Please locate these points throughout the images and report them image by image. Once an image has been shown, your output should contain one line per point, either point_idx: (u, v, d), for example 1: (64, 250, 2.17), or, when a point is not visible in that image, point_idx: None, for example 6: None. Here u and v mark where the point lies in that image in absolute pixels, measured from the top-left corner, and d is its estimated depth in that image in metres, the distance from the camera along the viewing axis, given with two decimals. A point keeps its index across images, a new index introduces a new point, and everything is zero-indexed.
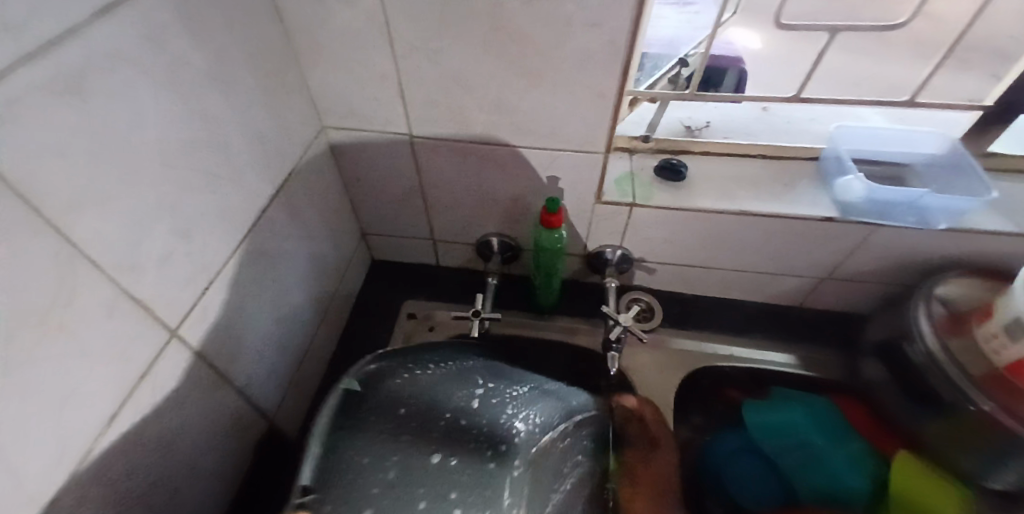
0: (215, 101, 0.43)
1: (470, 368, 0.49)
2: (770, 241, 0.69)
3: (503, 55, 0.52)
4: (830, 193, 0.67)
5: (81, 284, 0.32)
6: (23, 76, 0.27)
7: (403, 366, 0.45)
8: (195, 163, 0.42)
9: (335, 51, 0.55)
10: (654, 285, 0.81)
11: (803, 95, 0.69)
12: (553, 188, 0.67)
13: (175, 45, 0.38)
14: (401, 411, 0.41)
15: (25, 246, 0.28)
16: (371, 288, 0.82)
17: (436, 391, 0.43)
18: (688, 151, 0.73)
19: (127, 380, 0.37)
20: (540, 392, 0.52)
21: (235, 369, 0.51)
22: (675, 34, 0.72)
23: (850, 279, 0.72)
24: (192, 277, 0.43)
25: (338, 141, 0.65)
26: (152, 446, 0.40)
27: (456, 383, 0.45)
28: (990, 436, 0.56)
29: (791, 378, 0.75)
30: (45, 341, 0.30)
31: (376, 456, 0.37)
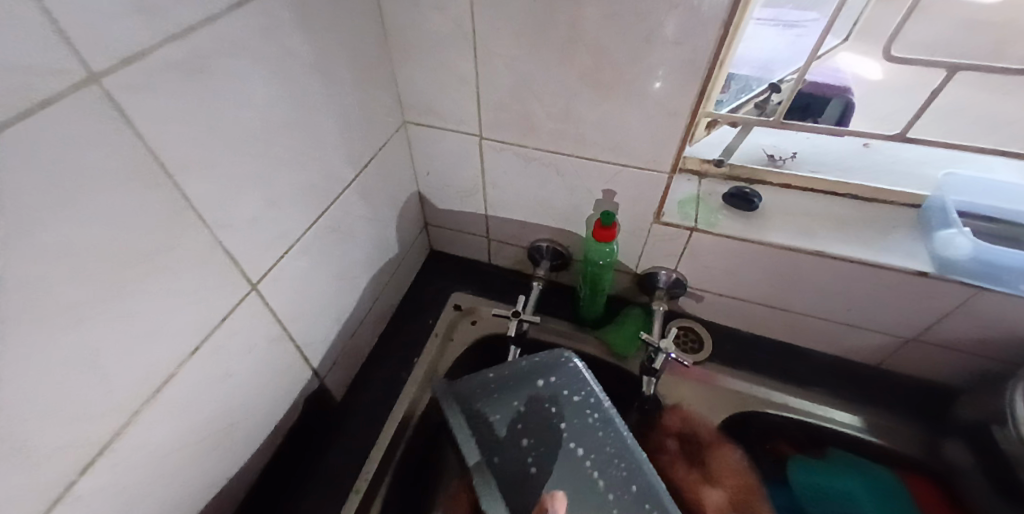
0: (314, 90, 0.49)
1: (516, 389, 0.61)
2: (848, 289, 0.63)
3: (576, 66, 0.53)
4: (927, 245, 0.60)
5: (184, 233, 0.38)
6: (162, 54, 0.32)
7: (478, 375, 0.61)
8: (290, 142, 0.47)
9: (423, 51, 0.59)
10: (708, 317, 0.77)
11: (908, 134, 0.61)
12: (610, 203, 0.67)
13: (289, 36, 0.43)
14: (513, 442, 0.58)
15: (144, 193, 0.34)
16: (426, 275, 0.87)
17: (522, 412, 0.60)
18: (765, 180, 0.69)
19: (208, 320, 0.42)
20: (562, 381, 0.62)
21: (297, 329, 0.56)
22: (774, 55, 0.70)
23: (942, 342, 0.64)
24: (273, 242, 0.48)
25: (415, 135, 0.70)
26: (219, 383, 0.46)
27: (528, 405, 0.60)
28: None
29: (853, 442, 0.68)
30: (151, 274, 0.36)
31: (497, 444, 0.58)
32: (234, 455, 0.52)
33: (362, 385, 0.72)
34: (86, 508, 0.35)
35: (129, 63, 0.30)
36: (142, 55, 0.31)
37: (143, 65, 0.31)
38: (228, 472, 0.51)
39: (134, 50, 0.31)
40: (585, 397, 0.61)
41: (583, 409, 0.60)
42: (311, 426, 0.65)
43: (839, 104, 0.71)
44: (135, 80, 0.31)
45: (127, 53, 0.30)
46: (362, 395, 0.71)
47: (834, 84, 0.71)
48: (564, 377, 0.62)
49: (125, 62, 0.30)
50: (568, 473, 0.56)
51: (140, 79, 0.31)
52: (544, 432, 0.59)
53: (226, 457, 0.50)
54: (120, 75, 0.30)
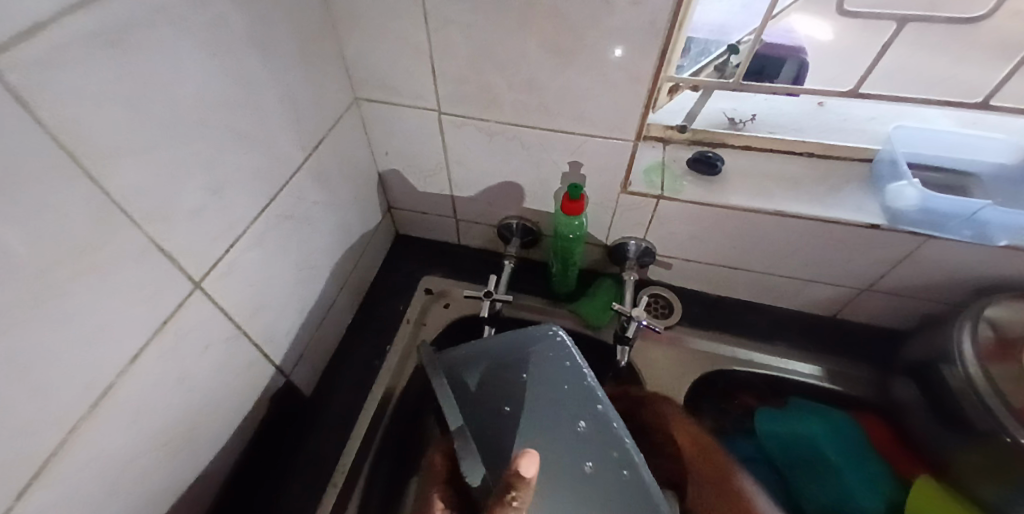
0: (252, 67, 0.45)
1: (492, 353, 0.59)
2: (806, 246, 0.65)
3: (534, 32, 0.51)
4: (879, 199, 0.62)
5: (113, 230, 0.34)
6: (65, 27, 0.28)
7: (462, 345, 0.60)
8: (229, 124, 0.43)
9: (371, 21, 0.55)
10: (677, 282, 0.78)
11: (860, 91, 0.63)
12: (576, 174, 0.66)
13: (217, 6, 0.39)
14: (487, 402, 0.55)
15: (59, 186, 0.30)
16: (393, 260, 0.84)
17: (497, 376, 0.58)
18: (726, 143, 0.69)
19: (152, 324, 0.39)
20: (542, 342, 0.58)
21: (256, 325, 0.53)
22: (728, 19, 0.69)
23: (895, 291, 0.67)
24: (220, 234, 0.45)
25: (369, 113, 0.66)
26: (173, 388, 0.43)
27: (504, 369, 0.58)
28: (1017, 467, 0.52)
29: (814, 390, 0.71)
30: (78, 277, 0.32)
31: (477, 409, 0.55)
32: (198, 461, 0.49)
33: (332, 376, 0.70)
34: None
35: (24, 38, 0.26)
36: (43, 26, 0.27)
37: (44, 37, 0.27)
38: (191, 477, 0.49)
39: (33, 21, 0.26)
40: (565, 359, 0.57)
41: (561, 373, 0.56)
42: (282, 423, 0.63)
43: (794, 64, 0.72)
44: (34, 55, 0.26)
45: (25, 24, 0.26)
46: (333, 386, 0.68)
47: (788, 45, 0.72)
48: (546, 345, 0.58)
49: (18, 36, 0.25)
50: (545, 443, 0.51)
51: (41, 57, 0.27)
52: (516, 399, 0.55)
53: (189, 465, 0.48)
54: (20, 51, 0.26)
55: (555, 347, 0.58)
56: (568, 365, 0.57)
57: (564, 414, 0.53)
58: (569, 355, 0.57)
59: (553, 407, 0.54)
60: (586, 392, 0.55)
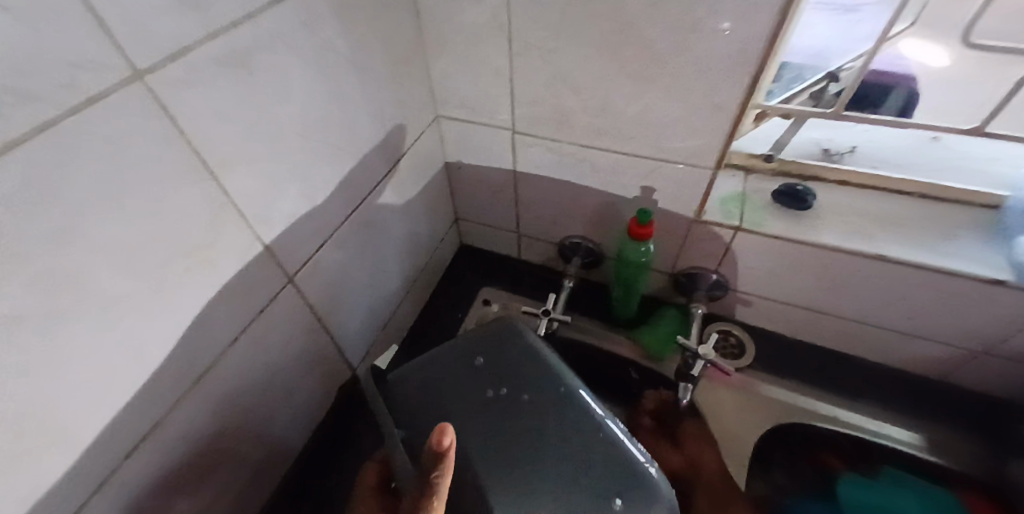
0: (349, 86, 0.48)
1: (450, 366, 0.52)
2: (908, 296, 0.58)
3: (618, 58, 0.51)
4: (1005, 250, 0.54)
5: (225, 228, 0.38)
6: (202, 52, 0.32)
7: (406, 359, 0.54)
8: (325, 138, 0.47)
9: (457, 44, 0.57)
10: (751, 320, 0.73)
11: (987, 130, 0.55)
12: (648, 200, 0.64)
13: (325, 32, 0.43)
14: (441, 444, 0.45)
15: (186, 187, 0.34)
16: (458, 271, 0.86)
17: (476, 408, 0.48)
18: (818, 177, 0.64)
19: (246, 315, 0.43)
20: (484, 343, 0.53)
21: (331, 323, 0.57)
22: (827, 44, 0.65)
23: (1021, 360, 0.58)
24: (309, 237, 0.49)
25: (448, 130, 0.69)
26: (257, 374, 0.47)
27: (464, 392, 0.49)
28: None
29: (910, 460, 0.63)
30: (189, 270, 0.36)
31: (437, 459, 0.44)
32: (270, 444, 0.53)
33: None
34: (132, 494, 0.37)
35: (173, 60, 0.30)
36: (185, 51, 0.31)
37: (184, 61, 0.31)
38: (264, 458, 0.53)
39: (178, 46, 0.30)
40: (522, 358, 0.51)
41: (533, 376, 0.50)
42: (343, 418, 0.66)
43: (901, 93, 0.65)
44: (172, 75, 0.31)
45: (169, 50, 0.30)
46: None
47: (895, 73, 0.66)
48: (512, 356, 0.52)
49: (168, 58, 0.30)
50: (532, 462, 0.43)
51: (185, 77, 0.31)
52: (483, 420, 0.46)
53: (263, 447, 0.52)
54: (161, 72, 0.30)
55: (507, 347, 0.52)
56: (525, 366, 0.50)
57: (543, 426, 0.46)
58: (522, 354, 0.52)
59: (527, 425, 0.46)
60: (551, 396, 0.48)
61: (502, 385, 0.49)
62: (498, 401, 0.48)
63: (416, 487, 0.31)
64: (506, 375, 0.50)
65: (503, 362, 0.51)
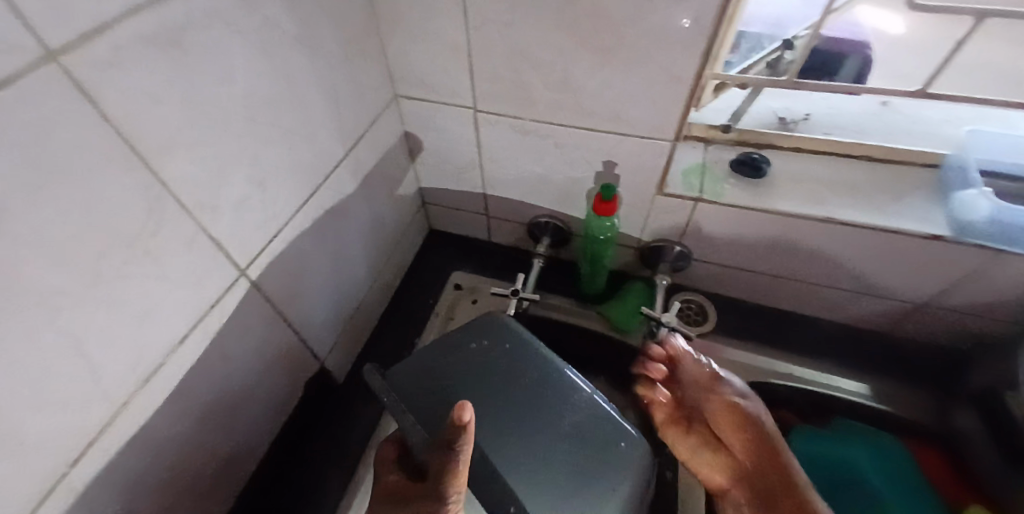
0: (297, 66, 0.46)
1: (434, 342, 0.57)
2: (856, 256, 0.60)
3: (575, 31, 0.50)
4: (945, 208, 0.57)
5: (165, 218, 0.37)
6: (125, 29, 0.30)
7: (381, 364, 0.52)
8: (272, 121, 0.45)
9: (412, 20, 0.56)
10: (714, 288, 0.75)
11: (928, 91, 0.57)
12: (611, 174, 0.65)
13: (267, 8, 0.41)
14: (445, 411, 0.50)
15: (118, 176, 0.32)
16: (427, 255, 0.86)
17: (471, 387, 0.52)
18: (775, 145, 0.65)
19: (197, 308, 0.42)
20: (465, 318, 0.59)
21: (294, 313, 0.56)
22: (788, 11, 0.65)
23: (958, 311, 0.62)
24: (262, 225, 0.47)
25: (408, 110, 0.67)
26: (215, 368, 0.46)
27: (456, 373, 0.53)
28: None
29: (861, 411, 0.67)
30: (128, 264, 0.34)
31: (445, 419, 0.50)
32: (236, 438, 0.52)
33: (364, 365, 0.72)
34: (85, 497, 0.36)
35: (92, 40, 0.28)
36: (104, 28, 0.29)
37: (107, 40, 0.29)
38: (231, 452, 0.52)
39: (96, 24, 0.28)
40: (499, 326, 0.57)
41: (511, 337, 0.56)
42: (312, 408, 0.65)
43: (857, 60, 0.67)
44: (96, 56, 0.28)
45: (89, 28, 0.28)
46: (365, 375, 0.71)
47: (853, 40, 0.67)
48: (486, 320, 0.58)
49: (84, 37, 0.28)
50: (530, 412, 0.50)
51: (106, 56, 0.29)
52: (479, 383, 0.52)
53: (228, 441, 0.51)
54: (83, 53, 0.28)
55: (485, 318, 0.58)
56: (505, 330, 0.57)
57: (532, 382, 0.52)
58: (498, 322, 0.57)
59: (517, 381, 0.52)
60: (535, 354, 0.54)
61: (486, 349, 0.55)
62: (489, 362, 0.54)
63: (440, 454, 0.37)
64: (486, 332, 0.57)
65: (480, 328, 0.57)
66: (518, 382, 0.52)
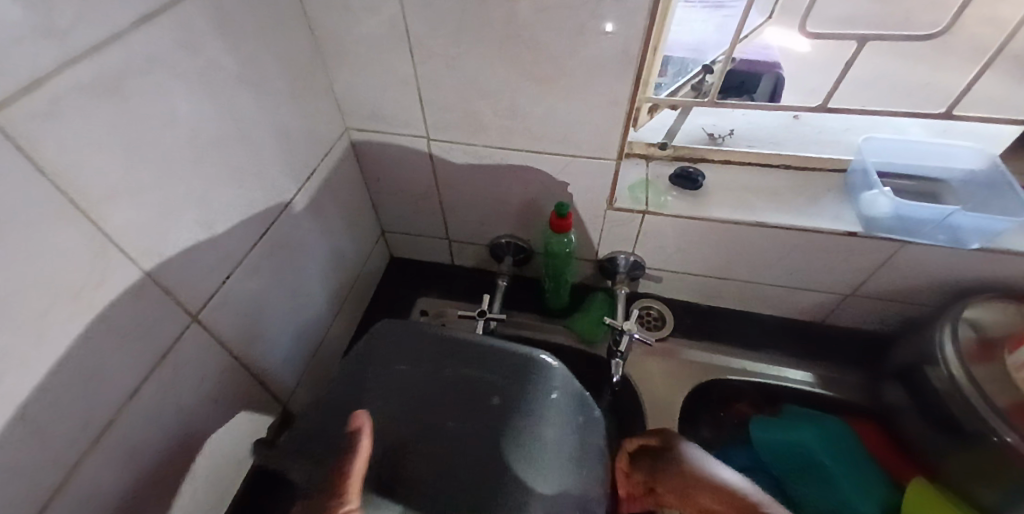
0: (244, 105, 0.46)
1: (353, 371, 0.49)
2: (787, 255, 0.67)
3: (517, 64, 0.54)
4: (854, 207, 0.64)
5: (110, 269, 0.35)
6: (65, 78, 0.29)
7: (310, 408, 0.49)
8: (221, 161, 0.45)
9: (358, 56, 0.57)
10: (667, 293, 0.80)
11: (829, 105, 0.65)
12: (563, 193, 0.68)
13: (210, 50, 0.41)
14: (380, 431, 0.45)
15: (58, 228, 0.31)
16: (388, 283, 0.85)
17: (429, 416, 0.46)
18: (708, 158, 0.71)
19: (148, 359, 0.40)
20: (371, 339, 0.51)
21: (253, 354, 0.54)
22: (705, 38, 0.72)
23: (877, 297, 0.69)
24: (214, 267, 0.46)
25: (360, 142, 0.68)
26: (170, 420, 0.44)
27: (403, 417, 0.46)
28: (1004, 472, 0.54)
29: (808, 397, 0.73)
30: (72, 318, 0.33)
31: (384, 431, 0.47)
32: (196, 494, 0.49)
33: None
34: None
35: (29, 92, 0.27)
36: (42, 81, 0.28)
37: (45, 90, 0.28)
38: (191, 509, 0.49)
39: (33, 77, 0.27)
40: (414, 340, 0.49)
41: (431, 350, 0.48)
42: None
43: (770, 80, 0.76)
44: (36, 108, 0.28)
45: (26, 79, 0.27)
46: None
47: (764, 61, 0.75)
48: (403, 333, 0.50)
49: (23, 91, 0.27)
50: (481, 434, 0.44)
51: (45, 108, 0.28)
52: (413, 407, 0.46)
53: (186, 497, 0.48)
54: (20, 105, 0.27)
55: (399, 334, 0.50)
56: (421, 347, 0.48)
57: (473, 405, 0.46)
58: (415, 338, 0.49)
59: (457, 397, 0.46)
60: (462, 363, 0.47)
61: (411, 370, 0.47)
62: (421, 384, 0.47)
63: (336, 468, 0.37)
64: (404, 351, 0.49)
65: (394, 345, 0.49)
66: (435, 401, 0.46)
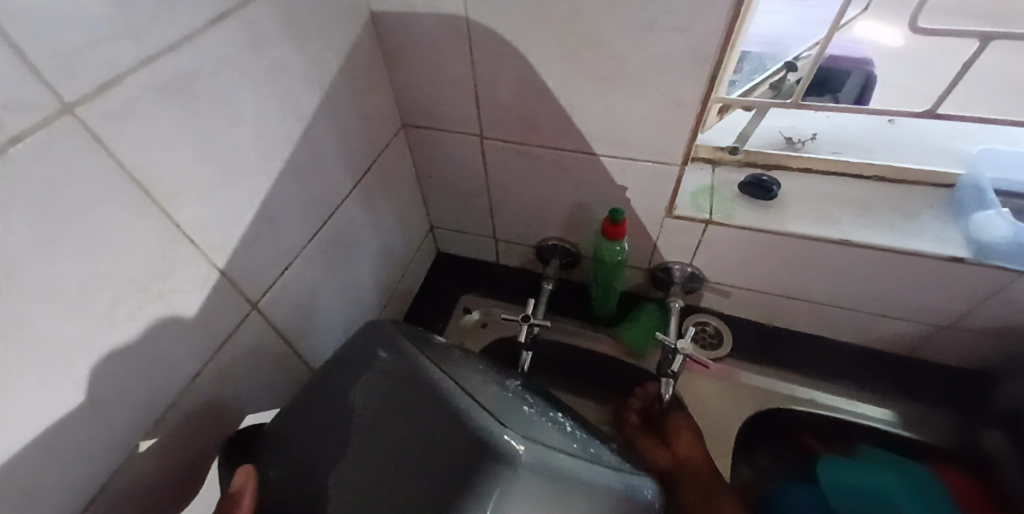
0: (307, 102, 0.47)
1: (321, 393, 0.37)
2: (874, 279, 0.59)
3: (579, 62, 0.51)
4: (960, 228, 0.56)
5: (178, 260, 0.36)
6: (138, 77, 0.30)
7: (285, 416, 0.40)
8: (283, 158, 0.45)
9: (416, 52, 0.56)
10: (728, 309, 0.74)
11: (938, 111, 0.57)
12: (620, 199, 0.64)
13: (278, 49, 0.42)
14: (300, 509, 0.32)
15: (134, 221, 0.32)
16: (436, 279, 0.86)
17: (358, 433, 0.32)
18: (783, 166, 0.65)
19: (209, 347, 0.42)
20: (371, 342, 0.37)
21: (305, 345, 0.56)
22: (785, 30, 0.65)
23: (983, 332, 0.60)
24: (273, 261, 0.47)
25: (414, 138, 0.68)
26: (227, 406, 0.46)
27: (322, 440, 0.34)
28: None
29: (889, 437, 0.65)
30: (140, 309, 0.34)
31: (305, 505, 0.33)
32: None
33: None
34: None
35: (105, 90, 0.28)
36: (117, 80, 0.29)
37: (119, 90, 0.29)
38: None
39: (108, 76, 0.28)
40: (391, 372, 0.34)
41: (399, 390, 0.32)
42: None
43: (858, 78, 0.68)
44: (109, 107, 0.28)
45: (101, 78, 0.28)
46: None
47: (855, 56, 0.68)
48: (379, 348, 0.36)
49: (99, 88, 0.28)
50: None
51: (118, 108, 0.29)
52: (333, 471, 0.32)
53: None
54: (94, 103, 0.28)
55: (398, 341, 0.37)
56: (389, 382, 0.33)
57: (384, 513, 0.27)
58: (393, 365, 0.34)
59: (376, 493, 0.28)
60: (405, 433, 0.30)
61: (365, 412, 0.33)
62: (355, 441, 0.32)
63: None
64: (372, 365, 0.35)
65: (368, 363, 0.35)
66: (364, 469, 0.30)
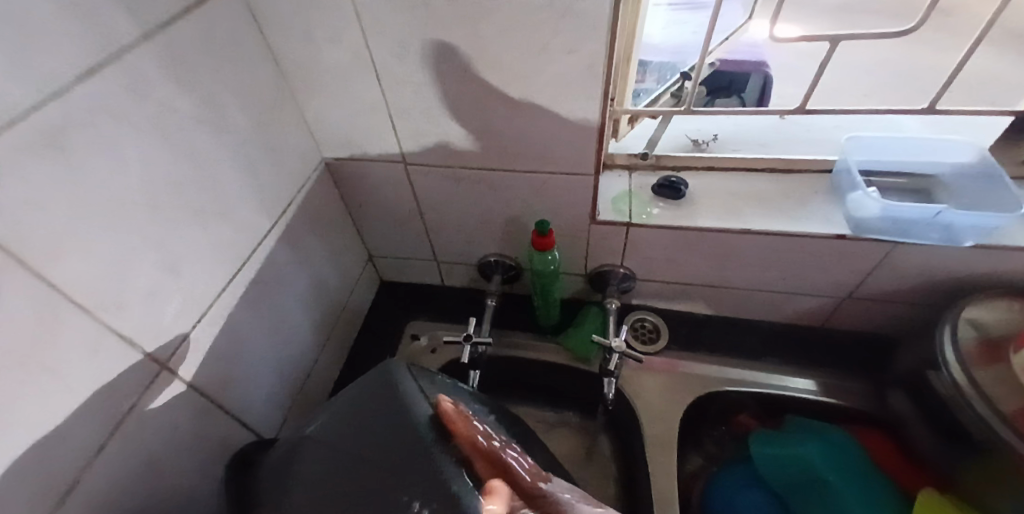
0: (202, 144, 0.46)
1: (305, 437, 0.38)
2: (778, 262, 0.65)
3: (485, 86, 0.53)
4: (842, 209, 0.63)
5: (65, 325, 0.34)
6: (2, 137, 0.28)
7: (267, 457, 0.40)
8: (179, 204, 0.44)
9: (328, 86, 0.57)
10: (660, 304, 0.78)
11: (807, 108, 0.63)
12: (545, 210, 0.67)
13: (160, 94, 0.41)
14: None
15: (11, 288, 0.30)
16: (380, 308, 0.85)
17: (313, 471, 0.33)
18: (690, 167, 0.70)
19: (113, 412, 0.39)
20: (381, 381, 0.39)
21: (232, 395, 0.54)
22: (682, 43, 0.70)
23: (875, 299, 0.68)
24: (183, 312, 0.46)
25: (338, 170, 0.68)
26: (142, 472, 0.43)
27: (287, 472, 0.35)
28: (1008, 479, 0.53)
29: (812, 407, 0.71)
30: (25, 380, 0.32)
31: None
32: None
33: None
34: None
35: None
36: None
37: None
38: None
39: None
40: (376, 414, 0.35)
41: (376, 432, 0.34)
42: None
43: (759, 79, 0.74)
44: None
45: None
46: None
47: (755, 59, 0.74)
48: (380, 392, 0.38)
49: None
50: None
51: None
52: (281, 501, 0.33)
53: None
54: None
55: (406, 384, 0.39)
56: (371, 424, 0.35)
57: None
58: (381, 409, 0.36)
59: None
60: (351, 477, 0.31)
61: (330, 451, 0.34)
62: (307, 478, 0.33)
63: None
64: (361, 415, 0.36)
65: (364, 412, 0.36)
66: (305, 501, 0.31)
